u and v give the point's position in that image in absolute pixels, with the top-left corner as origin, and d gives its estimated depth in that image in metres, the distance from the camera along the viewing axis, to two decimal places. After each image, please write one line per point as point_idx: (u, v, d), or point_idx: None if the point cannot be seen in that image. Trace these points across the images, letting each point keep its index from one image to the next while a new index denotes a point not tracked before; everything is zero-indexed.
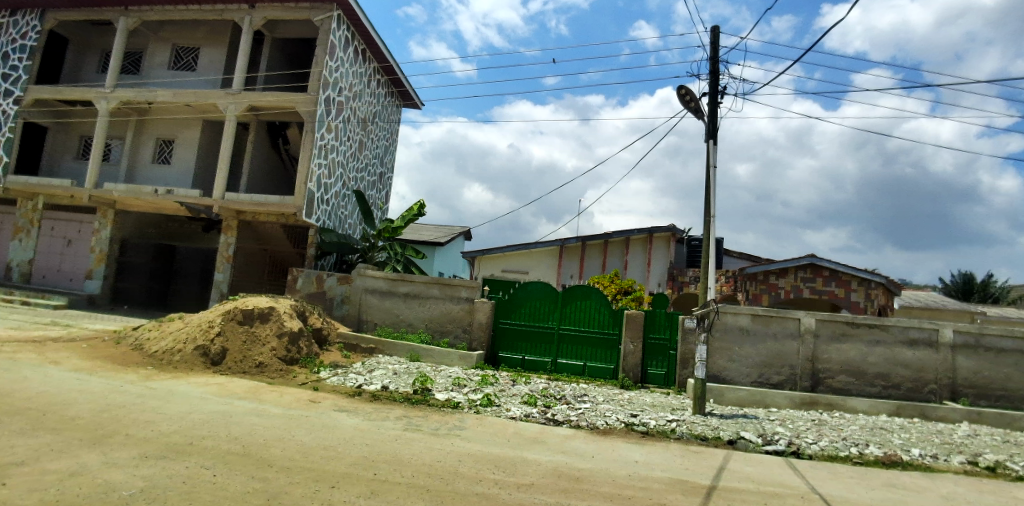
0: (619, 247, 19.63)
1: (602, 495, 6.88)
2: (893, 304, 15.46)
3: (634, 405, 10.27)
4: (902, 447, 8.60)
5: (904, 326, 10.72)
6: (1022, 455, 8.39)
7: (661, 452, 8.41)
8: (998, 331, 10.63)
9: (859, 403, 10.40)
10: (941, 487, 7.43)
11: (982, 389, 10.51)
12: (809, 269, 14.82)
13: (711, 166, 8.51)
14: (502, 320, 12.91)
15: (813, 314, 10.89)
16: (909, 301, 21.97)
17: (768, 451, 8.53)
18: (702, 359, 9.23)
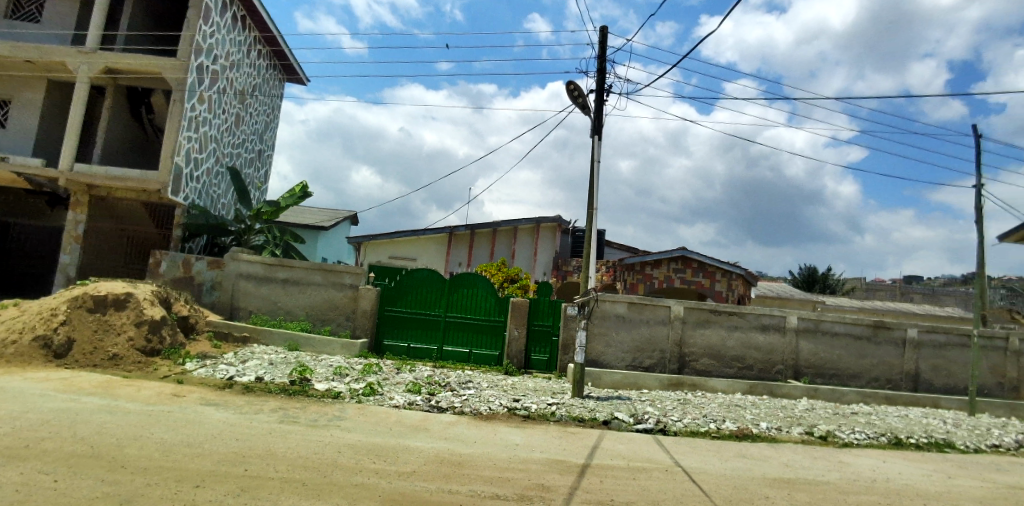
0: (507, 236, 19.95)
1: (482, 479, 6.98)
2: (751, 292, 17.12)
3: (518, 390, 10.52)
4: (753, 421, 9.58)
5: (758, 314, 11.89)
6: (847, 425, 9.69)
7: (542, 434, 8.71)
8: (833, 317, 12.15)
9: (718, 383, 11.44)
10: (782, 455, 8.40)
11: (819, 368, 11.96)
12: (680, 261, 16.00)
13: (597, 161, 8.81)
14: (388, 308, 12.65)
15: (681, 302, 11.77)
16: (765, 292, 24.52)
17: (638, 429, 9.13)
18: (582, 345, 9.63)
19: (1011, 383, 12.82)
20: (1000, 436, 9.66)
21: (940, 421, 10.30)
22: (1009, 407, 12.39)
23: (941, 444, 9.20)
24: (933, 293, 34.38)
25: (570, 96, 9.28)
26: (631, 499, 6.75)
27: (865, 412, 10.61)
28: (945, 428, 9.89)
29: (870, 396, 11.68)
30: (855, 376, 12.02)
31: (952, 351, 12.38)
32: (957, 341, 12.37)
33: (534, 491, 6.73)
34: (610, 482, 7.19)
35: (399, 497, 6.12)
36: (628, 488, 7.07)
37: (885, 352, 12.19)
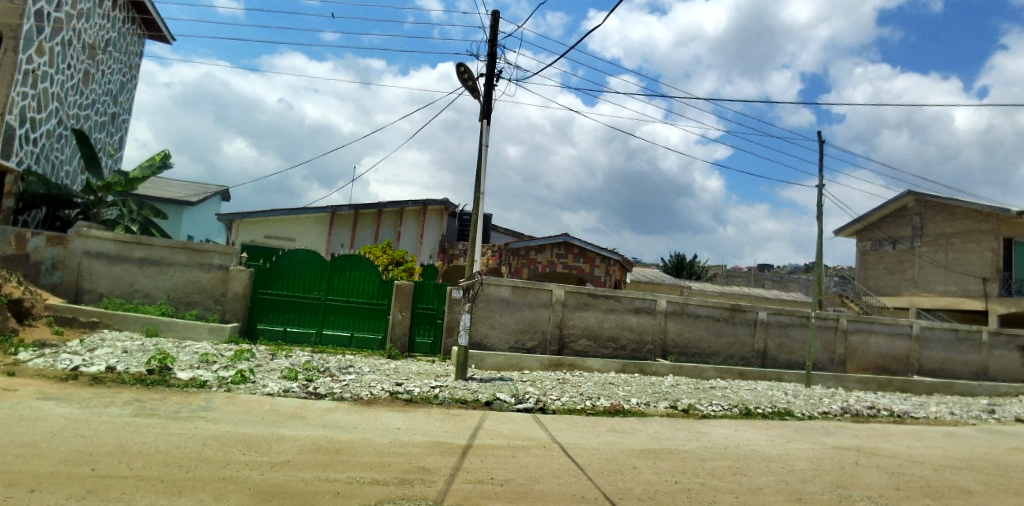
0: (393, 218, 19.59)
1: (361, 465, 6.83)
2: (627, 277, 18.25)
3: (400, 374, 10.40)
4: (624, 398, 10.23)
5: (632, 297, 12.66)
6: (707, 398, 10.64)
7: (424, 417, 8.71)
8: (697, 300, 13.24)
9: (595, 362, 12.08)
10: (649, 428, 9.08)
11: (684, 348, 13.01)
12: (562, 246, 16.62)
13: (484, 144, 9.46)
14: (262, 290, 11.97)
15: (563, 286, 12.23)
16: (641, 278, 26.15)
17: (519, 409, 9.41)
18: (465, 326, 9.74)
19: (839, 357, 14.76)
20: (828, 404, 11.11)
21: (782, 393, 11.64)
22: (837, 378, 14.28)
23: (782, 413, 10.39)
24: (781, 280, 38.40)
25: (460, 78, 9.27)
26: (510, 476, 6.95)
27: (721, 387, 11.73)
28: (785, 398, 11.20)
29: (726, 371, 12.91)
30: (714, 354, 13.23)
31: (794, 330, 14.01)
32: (799, 321, 14.02)
33: (414, 474, 6.69)
34: (489, 461, 7.36)
35: (271, 488, 5.83)
36: (508, 466, 7.28)
37: (739, 332, 13.52)
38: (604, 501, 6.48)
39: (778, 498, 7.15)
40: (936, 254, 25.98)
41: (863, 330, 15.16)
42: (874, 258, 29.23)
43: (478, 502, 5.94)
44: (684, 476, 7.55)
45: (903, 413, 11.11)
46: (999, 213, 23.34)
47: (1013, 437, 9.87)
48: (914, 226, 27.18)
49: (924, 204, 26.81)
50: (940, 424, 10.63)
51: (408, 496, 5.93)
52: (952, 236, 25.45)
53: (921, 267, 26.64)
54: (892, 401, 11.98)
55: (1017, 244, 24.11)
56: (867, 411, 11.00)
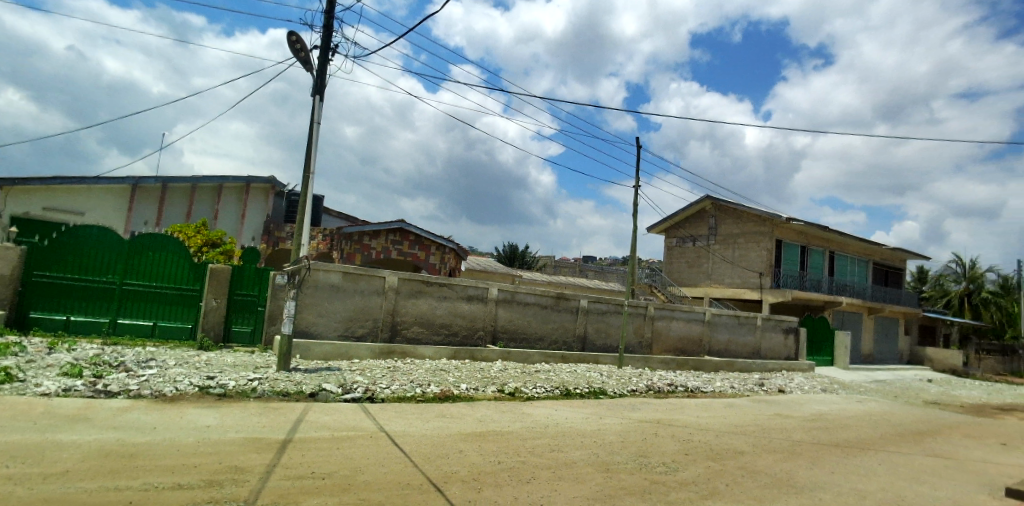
0: (210, 195, 18.09)
1: (163, 469, 6.09)
2: (460, 266, 18.91)
3: (212, 367, 9.65)
4: (454, 383, 10.68)
5: (465, 285, 13.04)
6: (532, 381, 11.37)
7: (239, 413, 8.10)
8: (525, 289, 14.00)
9: (427, 350, 12.21)
10: (476, 411, 9.67)
11: (513, 333, 13.75)
12: (398, 233, 16.56)
13: (316, 120, 10.17)
14: (36, 273, 10.26)
15: (396, 273, 12.15)
16: (474, 267, 26.78)
17: (345, 399, 9.37)
18: (288, 314, 9.71)
19: (646, 340, 16.61)
20: (636, 382, 12.42)
21: (598, 374, 12.77)
22: (643, 360, 16.01)
23: (597, 392, 11.41)
24: (602, 270, 41.29)
25: (292, 47, 8.67)
26: (333, 469, 6.71)
27: (545, 370, 12.55)
28: (600, 378, 12.31)
29: (550, 355, 13.90)
30: (540, 339, 14.20)
31: (610, 316, 15.55)
32: (613, 309, 15.56)
33: (226, 474, 6.14)
34: (312, 454, 7.10)
35: (41, 504, 4.90)
36: (331, 459, 7.03)
37: (563, 319, 14.66)
38: (429, 485, 6.56)
39: (588, 469, 7.93)
40: (727, 251, 30.32)
41: (667, 316, 17.22)
42: (678, 253, 32.87)
43: (299, 498, 5.65)
44: (507, 456, 8.02)
45: (695, 388, 12.87)
46: (773, 218, 27.95)
47: (774, 404, 11.94)
48: (709, 226, 31.50)
49: (718, 207, 31.15)
50: (721, 396, 12.49)
51: (217, 498, 5.41)
52: (738, 236, 29.93)
53: (714, 262, 30.88)
54: (686, 378, 13.74)
55: (785, 244, 29.05)
56: (666, 387, 12.52)
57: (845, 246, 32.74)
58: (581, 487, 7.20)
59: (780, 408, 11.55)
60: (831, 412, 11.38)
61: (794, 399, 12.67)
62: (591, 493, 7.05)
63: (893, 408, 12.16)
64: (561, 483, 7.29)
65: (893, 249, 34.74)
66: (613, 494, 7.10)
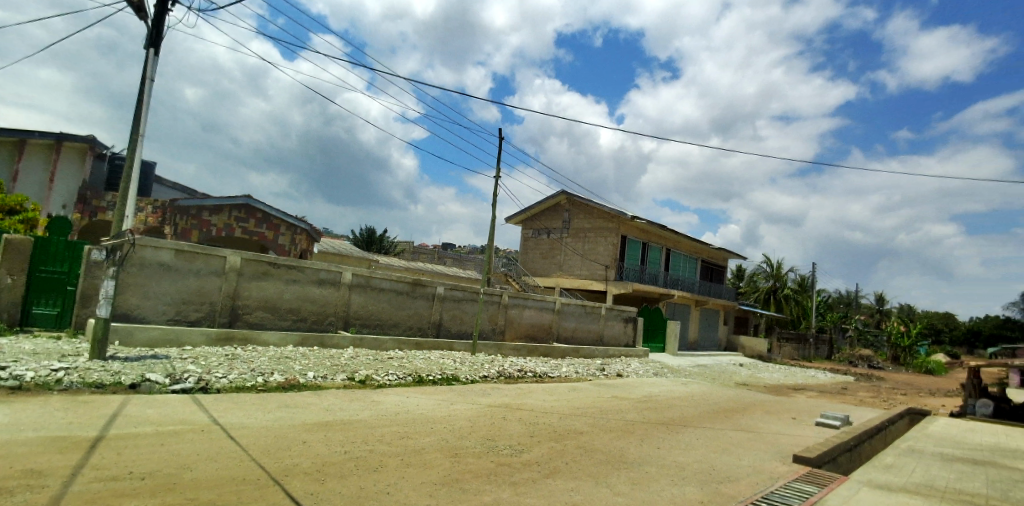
0: (9, 151, 15.55)
1: None
2: (312, 247, 18.50)
3: (3, 356, 8.15)
4: (300, 372, 10.37)
5: (316, 269, 12.86)
6: (383, 369, 11.51)
7: (37, 409, 6.93)
8: (380, 275, 14.25)
9: (270, 336, 11.82)
10: (323, 401, 9.40)
11: (365, 319, 13.88)
12: (243, 209, 15.63)
13: (148, 76, 8.95)
14: None
15: (238, 253, 11.57)
16: (327, 250, 25.61)
17: (174, 391, 8.47)
18: (106, 295, 8.57)
19: (499, 327, 17.40)
20: (489, 369, 12.89)
21: (452, 361, 13.06)
22: (496, 346, 16.79)
23: (450, 378, 11.75)
24: (461, 258, 40.98)
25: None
26: (156, 468, 5.99)
27: (398, 357, 12.72)
28: (454, 366, 12.62)
29: (404, 343, 14.20)
30: (394, 326, 14.52)
31: (465, 304, 16.30)
32: (468, 296, 16.31)
33: (18, 480, 5.17)
34: (130, 452, 6.28)
35: None
36: (152, 456, 6.26)
37: (418, 305, 15.11)
38: (268, 480, 6.14)
39: (436, 455, 7.97)
40: (578, 244, 32.27)
41: (520, 304, 18.07)
42: (534, 244, 34.40)
43: (111, 502, 4.94)
44: (354, 445, 7.78)
45: (543, 374, 13.53)
46: (620, 217, 30.21)
47: (612, 387, 12.95)
48: (563, 220, 33.20)
49: (573, 203, 32.96)
50: (566, 381, 13.27)
51: None
52: (590, 231, 31.92)
53: (567, 254, 32.63)
54: (535, 364, 14.41)
55: (629, 241, 31.65)
56: (517, 373, 13.08)
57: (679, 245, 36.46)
58: (429, 473, 7.21)
59: (617, 391, 12.54)
60: (660, 394, 12.59)
61: (630, 382, 13.84)
62: (437, 478, 7.07)
63: (709, 389, 13.85)
64: (409, 470, 7.24)
65: (720, 249, 39.57)
66: (460, 478, 7.20)
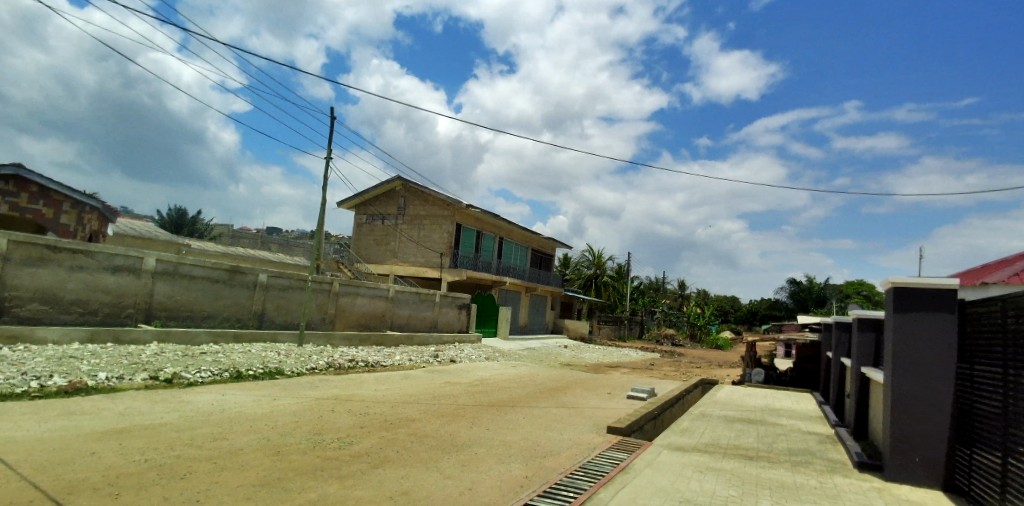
0: None
1: None
2: (105, 229, 17.43)
3: None
4: (89, 373, 9.02)
5: (110, 254, 11.49)
6: (194, 366, 10.62)
7: None
8: (192, 262, 13.24)
9: (49, 332, 10.11)
10: (118, 405, 8.27)
11: (172, 311, 12.71)
12: (14, 182, 13.86)
13: None
14: None
15: (4, 235, 9.87)
16: (123, 232, 22.25)
17: None
18: None
19: (330, 317, 17.27)
20: (317, 361, 12.78)
21: (276, 353, 12.73)
22: (325, 336, 16.35)
23: (273, 373, 11.46)
24: (287, 243, 37.73)
25: None
26: None
27: (212, 352, 11.88)
28: (278, 359, 12.35)
29: (219, 335, 13.33)
30: (208, 317, 13.55)
31: (291, 292, 15.84)
32: (296, 285, 15.90)
33: None
34: None
35: None
36: None
37: (237, 295, 14.30)
38: (43, 500, 5.21)
39: (256, 455, 7.42)
40: (412, 231, 32.21)
41: (351, 293, 17.99)
42: (367, 230, 33.70)
43: None
44: (158, 452, 6.95)
45: (375, 363, 13.63)
46: (456, 204, 30.82)
47: (446, 373, 13.21)
48: (398, 207, 32.96)
49: (408, 189, 32.83)
50: (398, 369, 13.41)
51: None
52: (424, 218, 32.10)
53: (401, 241, 32.42)
54: (367, 354, 14.35)
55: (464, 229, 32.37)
56: (347, 364, 13.04)
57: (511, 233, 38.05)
58: (248, 475, 6.69)
59: (451, 376, 12.83)
60: (491, 377, 13.08)
61: (462, 367, 14.28)
62: (254, 480, 6.56)
63: (536, 370, 14.77)
64: (223, 473, 6.64)
65: (548, 238, 42.36)
66: (282, 476, 6.78)
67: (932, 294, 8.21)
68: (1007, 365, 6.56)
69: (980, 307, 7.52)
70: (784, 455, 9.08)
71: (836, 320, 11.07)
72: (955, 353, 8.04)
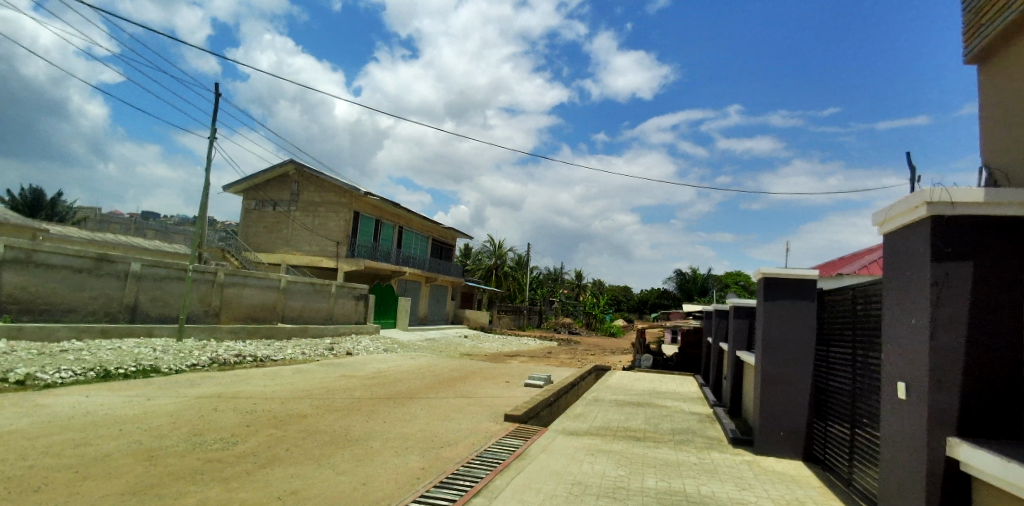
0: None
1: None
2: None
3: None
4: None
5: None
6: (53, 365, 9.51)
7: None
8: (49, 249, 11.98)
9: None
10: None
11: (26, 305, 11.46)
12: None
13: None
14: None
15: None
16: None
17: None
18: None
19: (213, 309, 16.26)
20: (199, 356, 11.94)
21: (151, 349, 11.74)
22: (208, 330, 15.30)
23: (147, 371, 10.57)
24: (166, 229, 34.60)
25: None
26: None
27: (75, 349, 10.69)
28: (153, 355, 11.38)
29: (84, 330, 12.07)
30: (69, 311, 12.27)
31: (169, 283, 14.64)
32: (175, 275, 14.76)
33: None
34: None
35: None
36: None
37: (105, 286, 13.05)
38: None
39: (125, 460, 6.77)
40: (307, 219, 30.88)
41: (238, 283, 17.06)
42: (256, 217, 31.80)
43: None
44: (5, 464, 6.14)
45: (264, 357, 12.99)
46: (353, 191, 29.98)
47: (341, 366, 12.84)
48: (291, 193, 31.43)
49: (301, 174, 31.35)
50: (290, 363, 12.89)
51: None
52: (319, 205, 30.90)
53: (293, 229, 31.01)
54: (255, 348, 13.62)
55: (361, 216, 31.50)
56: (233, 359, 12.32)
57: (411, 222, 37.60)
58: (116, 483, 6.09)
59: (346, 370, 12.48)
60: (389, 369, 12.86)
61: (359, 360, 13.92)
62: (122, 488, 5.97)
63: (435, 361, 14.71)
64: (86, 482, 5.99)
65: (449, 228, 42.38)
66: (156, 483, 6.22)
67: (795, 284, 9.07)
68: (856, 345, 7.38)
69: (834, 295, 8.41)
70: (668, 434, 9.69)
71: (716, 308, 11.98)
72: (813, 335, 8.96)
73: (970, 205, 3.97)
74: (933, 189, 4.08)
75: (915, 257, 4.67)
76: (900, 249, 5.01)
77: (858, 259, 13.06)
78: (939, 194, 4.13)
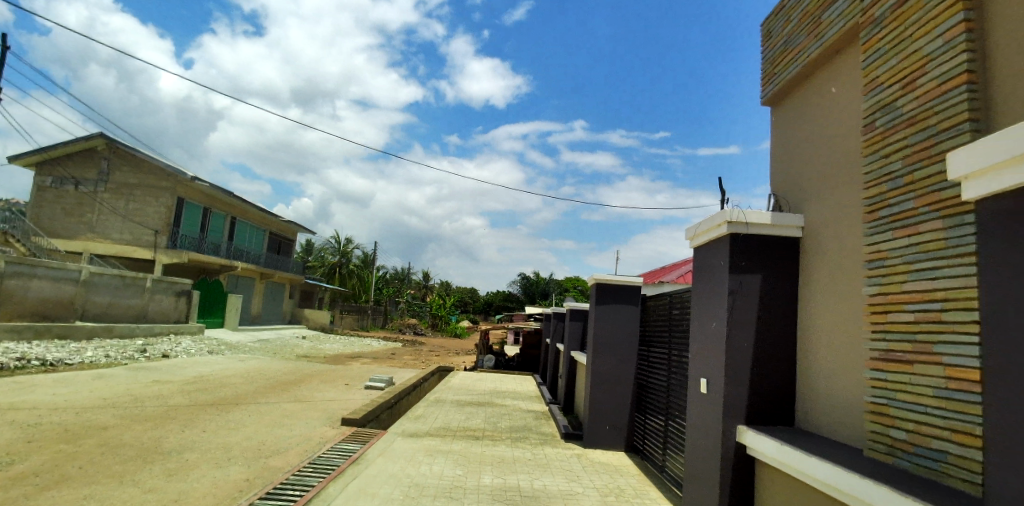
0: None
1: None
2: None
3: None
4: None
5: None
6: None
7: None
8: None
9: None
10: None
11: None
12: None
13: None
14: None
15: None
16: None
17: None
18: None
19: None
20: None
21: None
22: None
23: None
24: None
25: None
26: None
27: None
28: None
29: None
30: None
31: None
32: None
33: None
34: None
35: None
36: None
37: None
38: None
39: None
40: (117, 202, 27.20)
41: (22, 274, 14.56)
42: (52, 196, 27.39)
43: None
44: None
45: (56, 361, 11.15)
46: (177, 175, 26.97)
47: (154, 371, 11.47)
48: (99, 170, 27.55)
49: (114, 150, 27.60)
50: (90, 368, 11.22)
51: None
52: (134, 187, 27.33)
53: (100, 212, 27.16)
54: (43, 349, 11.60)
55: (187, 204, 28.53)
56: (13, 363, 10.37)
57: (246, 213, 34.81)
58: None
59: (160, 375, 11.16)
60: (212, 373, 11.76)
61: (176, 363, 12.53)
62: None
63: (267, 364, 13.70)
64: None
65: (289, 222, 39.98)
66: None
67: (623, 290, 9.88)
68: (671, 347, 8.25)
69: (654, 301, 9.33)
70: (506, 432, 10.04)
71: (555, 311, 12.69)
72: (636, 337, 9.85)
73: (759, 228, 4.97)
74: (733, 211, 4.99)
75: (711, 268, 5.55)
76: (699, 263, 5.93)
77: (677, 268, 14.67)
78: (738, 216, 5.04)
